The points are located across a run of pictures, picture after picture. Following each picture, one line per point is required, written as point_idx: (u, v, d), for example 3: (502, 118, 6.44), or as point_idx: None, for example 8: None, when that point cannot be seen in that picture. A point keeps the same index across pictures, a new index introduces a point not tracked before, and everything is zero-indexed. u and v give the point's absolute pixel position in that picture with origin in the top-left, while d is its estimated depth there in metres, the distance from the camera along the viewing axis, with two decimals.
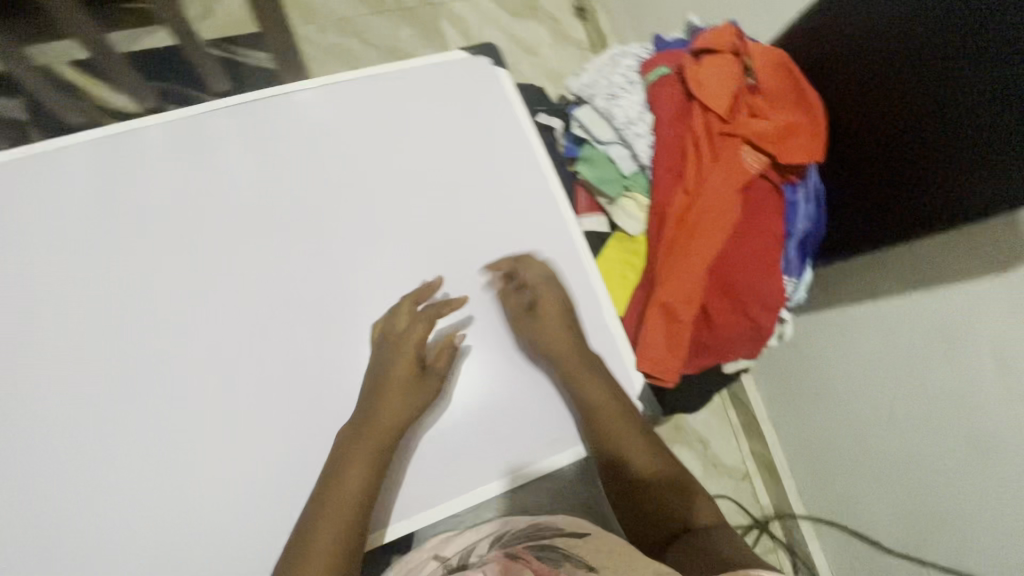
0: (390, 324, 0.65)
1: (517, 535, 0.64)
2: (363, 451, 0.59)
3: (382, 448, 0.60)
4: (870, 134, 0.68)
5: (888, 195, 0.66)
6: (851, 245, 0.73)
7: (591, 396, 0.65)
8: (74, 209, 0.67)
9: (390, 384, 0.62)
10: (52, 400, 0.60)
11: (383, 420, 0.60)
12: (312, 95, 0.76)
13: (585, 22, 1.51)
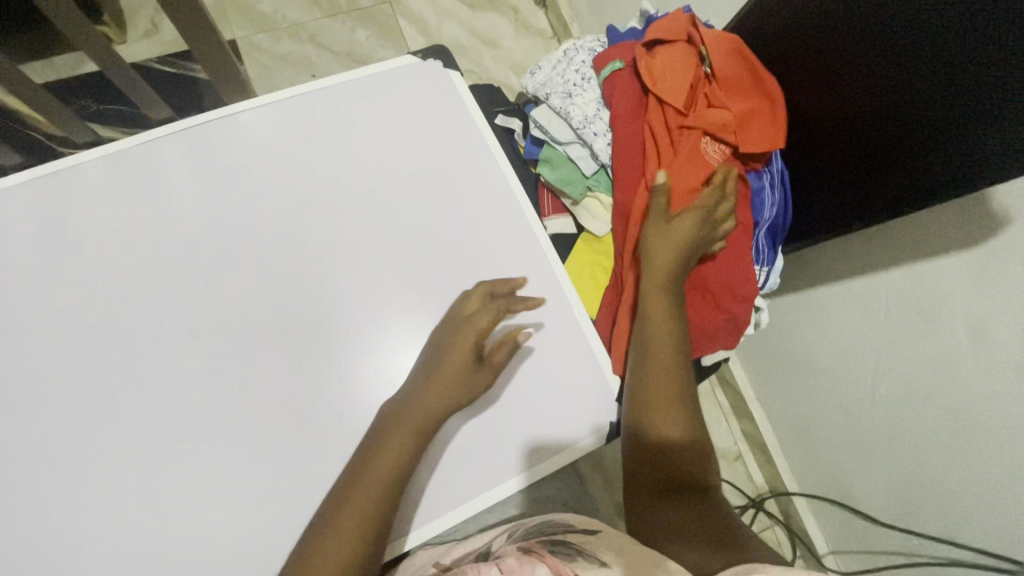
0: (457, 309, 0.64)
1: (526, 529, 0.60)
2: (398, 444, 0.59)
3: (414, 445, 0.59)
4: (831, 114, 0.66)
5: (854, 176, 0.65)
6: (821, 228, 0.72)
7: (655, 345, 0.61)
8: (17, 259, 0.65)
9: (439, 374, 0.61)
10: (11, 457, 0.59)
11: (419, 413, 0.60)
12: (258, 114, 0.73)
13: (546, 9, 1.47)
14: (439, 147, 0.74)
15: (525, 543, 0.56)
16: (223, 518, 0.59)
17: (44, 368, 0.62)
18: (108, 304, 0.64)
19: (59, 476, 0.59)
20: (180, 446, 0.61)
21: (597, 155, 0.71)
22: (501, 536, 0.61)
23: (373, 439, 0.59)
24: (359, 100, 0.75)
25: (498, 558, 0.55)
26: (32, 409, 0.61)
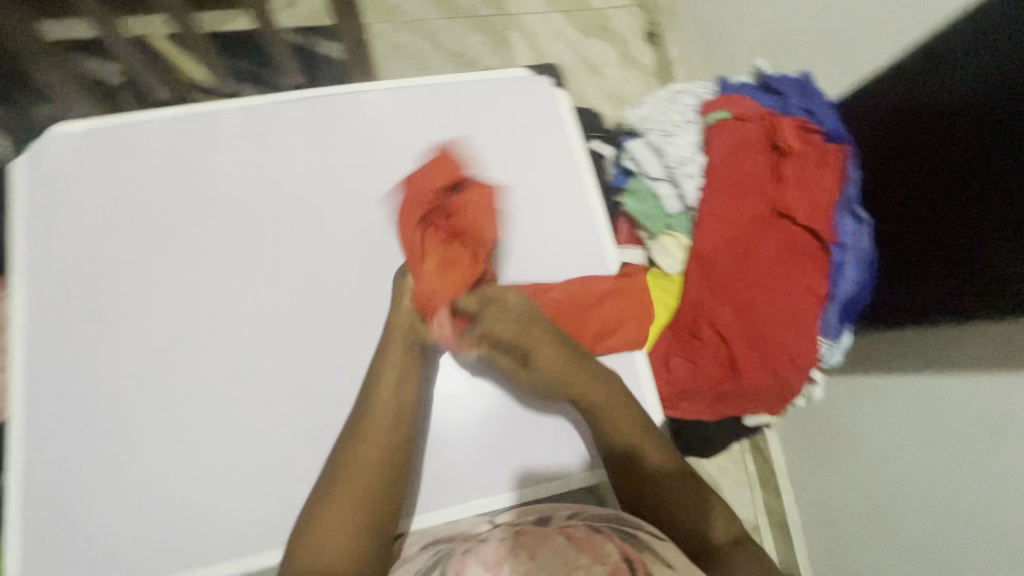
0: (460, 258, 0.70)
1: (594, 514, 0.62)
2: (376, 442, 0.60)
3: (387, 439, 0.61)
4: (959, 195, 0.65)
5: (965, 261, 0.65)
6: (924, 309, 0.71)
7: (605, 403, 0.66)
8: (144, 179, 0.72)
9: (394, 369, 0.63)
10: (100, 352, 0.66)
11: (383, 412, 0.61)
12: (379, 98, 0.79)
13: (654, 47, 1.50)
14: (534, 161, 0.78)
15: (595, 523, 0.59)
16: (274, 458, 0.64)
17: (149, 287, 0.69)
18: (215, 242, 0.71)
19: (140, 386, 0.65)
20: (249, 383, 0.66)
21: (685, 197, 0.71)
22: (565, 509, 0.64)
23: (351, 433, 0.61)
24: (470, 102, 0.80)
25: (567, 531, 0.58)
26: (131, 321, 0.67)
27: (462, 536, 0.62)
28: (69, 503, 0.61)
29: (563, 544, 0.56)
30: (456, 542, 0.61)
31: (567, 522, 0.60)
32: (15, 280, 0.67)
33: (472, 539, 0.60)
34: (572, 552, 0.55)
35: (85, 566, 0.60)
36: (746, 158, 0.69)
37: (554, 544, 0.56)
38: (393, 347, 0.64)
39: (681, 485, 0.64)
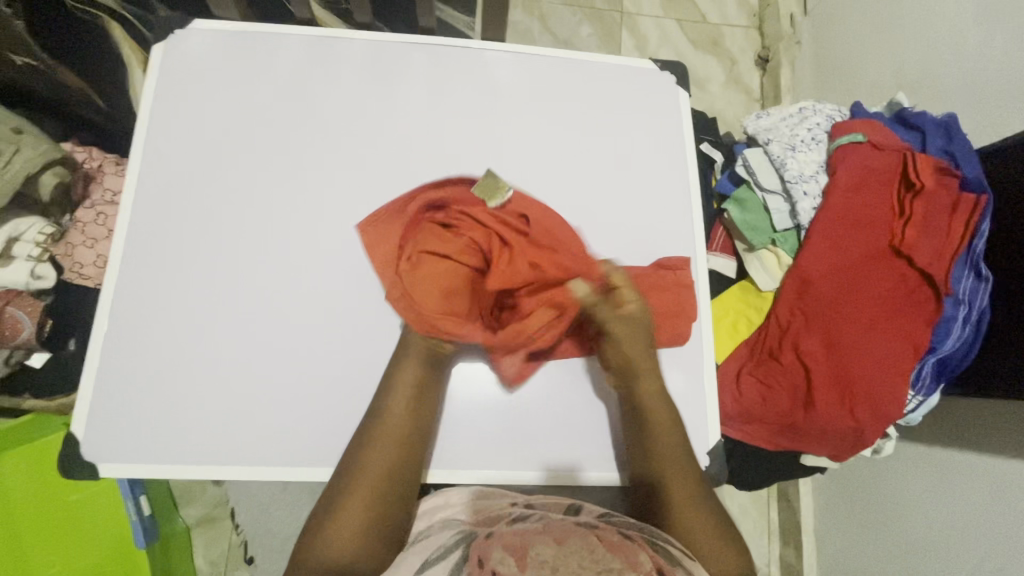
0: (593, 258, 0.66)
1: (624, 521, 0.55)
2: (388, 443, 0.60)
3: (399, 443, 0.60)
4: None
5: None
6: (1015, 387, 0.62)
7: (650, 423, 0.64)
8: (266, 89, 0.74)
9: (406, 385, 0.62)
10: (191, 243, 0.68)
11: (396, 422, 0.61)
12: (504, 58, 0.79)
13: (764, 72, 1.46)
14: (644, 151, 0.77)
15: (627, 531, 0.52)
16: (335, 380, 0.65)
17: (253, 190, 0.70)
18: (322, 163, 0.72)
19: (227, 282, 0.67)
20: (326, 304, 0.67)
21: (798, 215, 0.69)
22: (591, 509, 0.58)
23: (363, 435, 0.61)
24: (592, 81, 0.79)
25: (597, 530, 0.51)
26: (229, 221, 0.69)
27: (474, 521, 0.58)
28: (140, 375, 0.63)
29: (594, 543, 0.48)
30: (464, 524, 0.57)
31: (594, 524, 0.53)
32: (133, 157, 0.69)
33: (488, 520, 0.57)
34: (601, 551, 0.47)
35: (143, 437, 0.62)
36: (870, 190, 0.66)
37: (584, 539, 0.49)
38: (407, 368, 0.62)
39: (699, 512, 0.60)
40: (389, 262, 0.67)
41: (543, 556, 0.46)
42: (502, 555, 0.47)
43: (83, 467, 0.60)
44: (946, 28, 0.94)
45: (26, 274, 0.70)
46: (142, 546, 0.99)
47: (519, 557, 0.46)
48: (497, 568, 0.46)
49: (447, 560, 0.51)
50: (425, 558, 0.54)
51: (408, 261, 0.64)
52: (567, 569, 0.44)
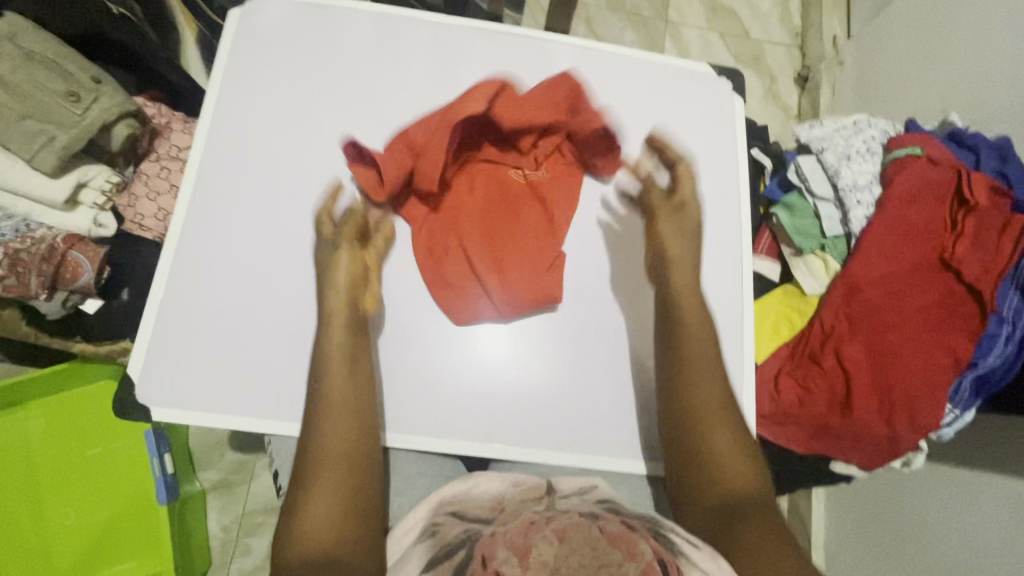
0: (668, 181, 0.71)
1: (632, 511, 0.47)
2: (341, 420, 0.59)
3: (347, 408, 0.60)
4: None
5: None
6: None
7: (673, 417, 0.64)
8: (334, 60, 0.76)
9: (333, 358, 0.61)
10: (250, 201, 0.69)
11: (340, 397, 0.60)
12: (567, 50, 0.81)
13: (802, 90, 1.48)
14: (698, 149, 0.78)
15: (632, 521, 0.45)
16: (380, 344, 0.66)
17: (315, 155, 0.72)
18: (385, 134, 0.74)
19: (285, 241, 0.68)
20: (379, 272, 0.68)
21: (850, 221, 0.70)
22: (596, 494, 0.52)
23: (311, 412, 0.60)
24: (651, 78, 0.81)
25: (599, 518, 0.44)
26: (291, 182, 0.70)
27: (483, 512, 0.50)
28: (197, 324, 0.65)
29: (595, 534, 0.41)
30: (467, 518, 0.50)
31: (597, 514, 0.45)
32: (205, 113, 0.71)
33: (494, 511, 0.50)
34: (602, 544, 0.40)
35: (195, 384, 0.63)
36: (923, 203, 0.67)
37: (584, 531, 0.41)
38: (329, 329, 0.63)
39: (728, 443, 0.62)
40: (405, 175, 0.70)
41: (544, 555, 0.39)
42: (507, 555, 0.40)
43: (136, 408, 0.62)
44: (995, 55, 0.95)
45: (89, 220, 0.72)
46: (163, 503, 1.01)
47: (521, 556, 0.40)
48: (501, 571, 0.39)
49: (454, 560, 0.44)
50: (431, 556, 0.47)
51: (440, 178, 0.71)
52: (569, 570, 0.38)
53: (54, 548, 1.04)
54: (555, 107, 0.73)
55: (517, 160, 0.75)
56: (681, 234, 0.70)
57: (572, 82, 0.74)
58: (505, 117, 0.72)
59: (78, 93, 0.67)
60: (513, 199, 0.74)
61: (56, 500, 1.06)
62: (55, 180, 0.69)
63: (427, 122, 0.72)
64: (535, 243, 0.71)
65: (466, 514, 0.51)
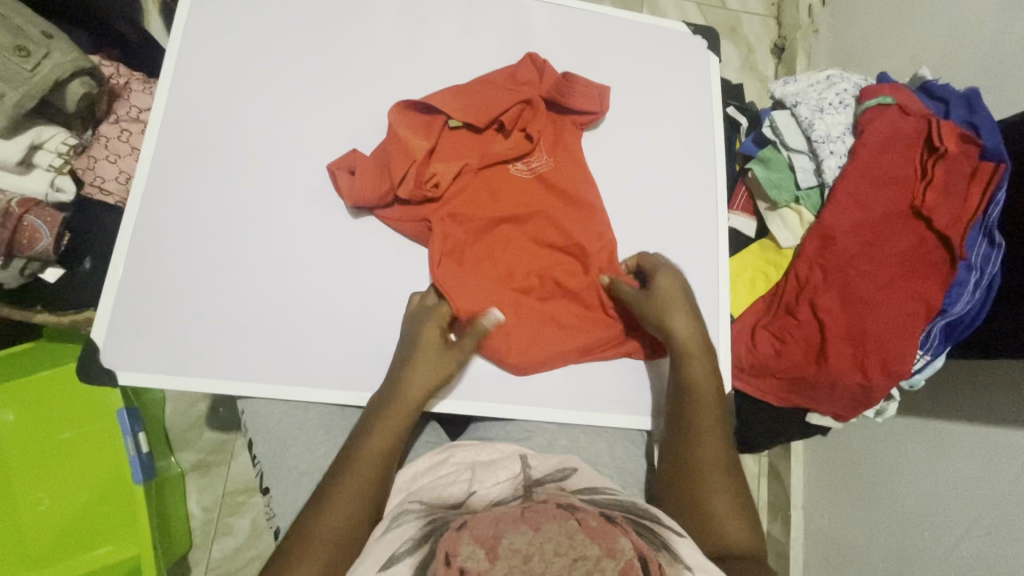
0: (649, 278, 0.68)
1: (610, 501, 0.48)
2: (364, 481, 0.54)
3: (370, 497, 0.54)
4: None
5: None
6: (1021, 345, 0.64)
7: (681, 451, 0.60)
8: (300, 15, 0.73)
9: (395, 408, 0.58)
10: (214, 160, 0.67)
11: (365, 474, 0.55)
12: (541, 8, 0.79)
13: (779, 61, 1.46)
14: (674, 108, 0.78)
15: (609, 511, 0.45)
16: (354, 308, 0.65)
17: (282, 113, 0.69)
18: (355, 92, 0.72)
19: (254, 202, 0.66)
20: (351, 230, 0.67)
21: (822, 171, 0.71)
22: (576, 483, 0.52)
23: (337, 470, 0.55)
24: (626, 36, 0.80)
25: (574, 508, 0.44)
26: (259, 142, 0.68)
27: (445, 502, 0.49)
28: (164, 287, 0.62)
29: (571, 523, 0.41)
30: (434, 505, 0.49)
31: (573, 504, 0.45)
32: (165, 69, 0.68)
33: (456, 501, 0.49)
34: (580, 535, 0.39)
35: (164, 347, 0.61)
36: (892, 151, 0.68)
37: (561, 521, 0.41)
38: (397, 407, 0.58)
39: (722, 475, 0.58)
40: (391, 181, 0.65)
41: (517, 544, 0.38)
42: (472, 549, 0.39)
43: (101, 372, 0.60)
44: (964, 13, 0.96)
45: (47, 184, 0.69)
46: (139, 483, 0.97)
47: (488, 549, 0.39)
48: (466, 566, 0.38)
49: (421, 552, 0.43)
50: (392, 552, 0.45)
51: (426, 179, 0.65)
52: (543, 560, 0.37)
53: (27, 533, 1.02)
54: (528, 85, 0.71)
55: (508, 147, 0.68)
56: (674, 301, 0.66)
57: (535, 59, 0.73)
58: (481, 105, 0.67)
59: (28, 48, 0.63)
60: (520, 221, 0.68)
61: (29, 486, 1.04)
62: (9, 142, 0.66)
63: (410, 122, 0.67)
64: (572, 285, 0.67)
65: (432, 501, 0.50)
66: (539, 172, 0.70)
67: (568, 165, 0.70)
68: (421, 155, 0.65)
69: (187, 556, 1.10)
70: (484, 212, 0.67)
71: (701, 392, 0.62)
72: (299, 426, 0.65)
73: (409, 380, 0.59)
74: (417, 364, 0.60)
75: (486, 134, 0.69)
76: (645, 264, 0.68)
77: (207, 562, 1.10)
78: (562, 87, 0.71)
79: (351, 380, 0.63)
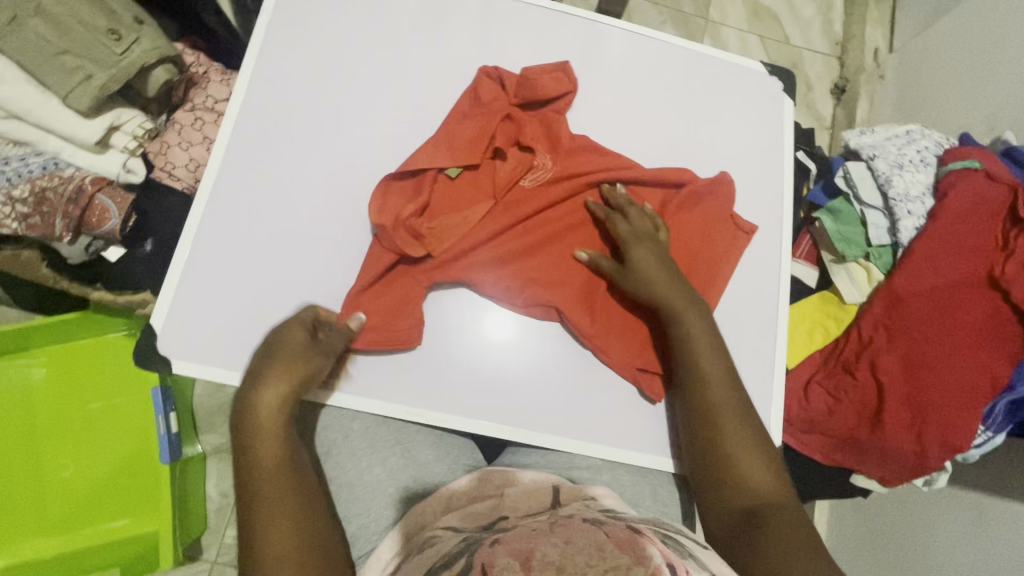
0: (640, 226, 0.66)
1: (637, 517, 0.47)
2: (280, 506, 0.52)
3: (293, 516, 0.52)
4: None
5: None
6: None
7: (709, 411, 0.60)
8: (382, 22, 0.73)
9: (259, 428, 0.55)
10: (285, 158, 0.67)
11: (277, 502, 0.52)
12: (619, 35, 0.79)
13: (838, 101, 1.43)
14: (742, 147, 0.76)
15: (633, 523, 0.44)
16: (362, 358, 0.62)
17: (354, 117, 0.70)
18: (426, 103, 0.72)
19: (317, 202, 0.66)
20: None
21: (898, 231, 0.69)
22: (600, 503, 0.50)
23: (248, 518, 0.52)
24: (701, 70, 0.79)
25: (599, 524, 0.43)
26: (330, 143, 0.68)
27: (473, 526, 0.49)
28: (226, 278, 0.63)
29: (599, 537, 0.40)
30: (465, 530, 0.48)
31: (600, 520, 0.44)
32: (246, 63, 0.69)
33: (482, 526, 0.48)
34: (609, 548, 0.38)
35: (221, 341, 0.61)
36: (974, 218, 0.66)
37: (589, 536, 0.40)
38: (259, 428, 0.55)
39: (726, 387, 0.60)
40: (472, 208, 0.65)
41: (550, 556, 0.36)
42: (507, 560, 0.38)
43: (156, 359, 0.60)
44: None
45: (119, 165, 0.70)
46: (165, 463, 0.98)
47: (522, 561, 0.37)
48: None
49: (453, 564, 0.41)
50: (431, 563, 0.44)
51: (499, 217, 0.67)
52: (576, 568, 0.36)
53: (49, 500, 1.03)
54: (498, 100, 0.71)
55: (513, 168, 0.69)
56: (657, 261, 0.65)
57: (489, 73, 0.72)
58: (465, 146, 0.67)
59: (119, 32, 0.64)
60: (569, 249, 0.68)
61: (54, 451, 1.05)
62: (87, 121, 0.67)
63: None
64: (716, 267, 0.69)
65: (464, 527, 0.49)
66: (550, 181, 0.70)
67: (569, 159, 0.71)
68: (411, 212, 0.64)
69: (200, 539, 1.10)
70: (522, 236, 0.67)
71: (683, 308, 0.63)
72: (344, 435, 0.65)
73: (259, 384, 0.56)
74: (272, 368, 0.57)
75: (483, 165, 0.69)
76: (603, 263, 0.66)
77: (219, 546, 1.11)
78: (530, 86, 0.71)
79: (394, 394, 0.62)
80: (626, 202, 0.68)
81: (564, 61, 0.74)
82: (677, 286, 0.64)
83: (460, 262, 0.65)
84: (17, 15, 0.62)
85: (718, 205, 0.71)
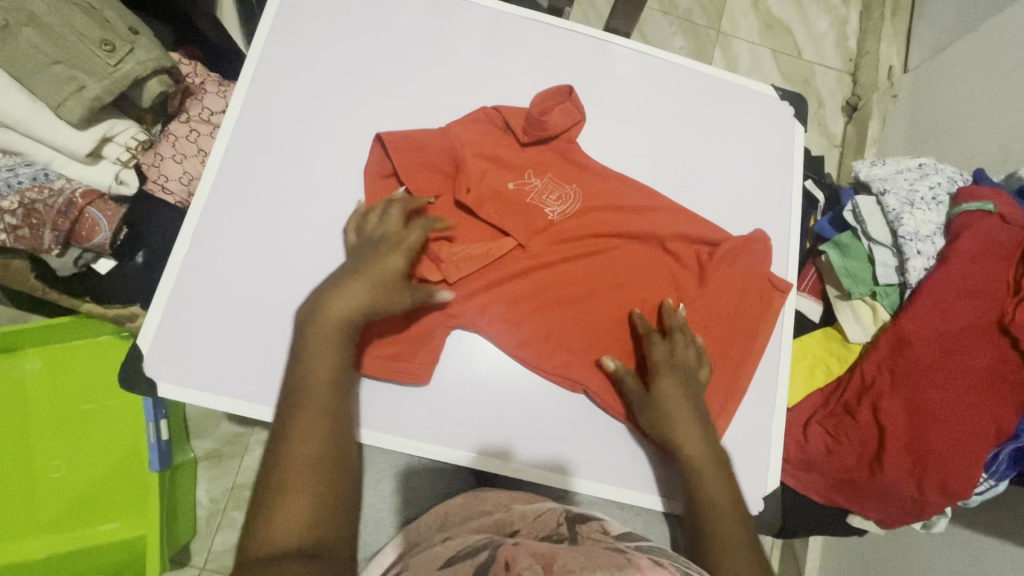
0: (676, 351, 0.62)
1: (662, 550, 0.43)
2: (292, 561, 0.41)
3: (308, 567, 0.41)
4: None
5: None
6: None
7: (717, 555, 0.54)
8: (383, 36, 0.72)
9: (297, 466, 0.47)
10: (278, 176, 0.65)
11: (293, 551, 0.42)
12: (626, 55, 0.77)
13: (849, 120, 1.42)
14: (748, 175, 0.74)
15: (656, 556, 0.40)
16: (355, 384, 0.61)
17: (351, 135, 0.68)
18: (425, 122, 0.70)
19: (308, 221, 0.65)
20: None
21: (906, 271, 0.67)
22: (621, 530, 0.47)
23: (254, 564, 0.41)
24: (710, 93, 0.77)
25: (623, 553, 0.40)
26: (325, 161, 0.67)
27: (491, 530, 0.47)
28: (213, 298, 0.61)
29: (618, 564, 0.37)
30: (491, 532, 0.46)
31: (621, 549, 0.41)
32: (243, 77, 0.67)
33: (499, 532, 0.47)
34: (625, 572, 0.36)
35: (207, 362, 0.60)
36: (984, 264, 0.64)
37: (607, 560, 0.37)
38: (303, 466, 0.47)
39: (738, 526, 0.56)
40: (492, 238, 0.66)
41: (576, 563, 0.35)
42: (531, 562, 0.37)
43: (141, 380, 0.59)
44: None
45: (111, 176, 0.69)
46: (155, 471, 0.97)
47: (545, 564, 0.36)
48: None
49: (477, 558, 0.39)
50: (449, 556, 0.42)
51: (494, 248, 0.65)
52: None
53: (38, 502, 1.02)
54: (508, 137, 0.70)
55: (541, 191, 0.68)
56: (683, 389, 0.60)
57: (488, 113, 0.70)
58: (476, 174, 0.67)
59: (113, 43, 0.63)
60: (591, 288, 0.67)
61: (45, 451, 1.04)
62: (80, 132, 0.65)
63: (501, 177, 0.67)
64: (743, 326, 0.67)
65: (490, 528, 0.47)
66: (576, 212, 0.68)
67: (588, 184, 0.69)
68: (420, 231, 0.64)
69: (189, 545, 1.10)
70: (550, 280, 0.66)
71: (701, 462, 0.58)
72: None
73: (302, 420, 0.49)
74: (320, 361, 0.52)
75: (515, 195, 0.67)
76: (627, 382, 0.61)
77: (208, 552, 1.10)
78: (535, 123, 0.68)
79: (382, 422, 0.60)
80: (674, 323, 0.64)
81: (570, 86, 0.70)
82: (700, 427, 0.60)
83: (452, 287, 0.64)
84: (9, 22, 0.60)
85: (755, 263, 0.69)
